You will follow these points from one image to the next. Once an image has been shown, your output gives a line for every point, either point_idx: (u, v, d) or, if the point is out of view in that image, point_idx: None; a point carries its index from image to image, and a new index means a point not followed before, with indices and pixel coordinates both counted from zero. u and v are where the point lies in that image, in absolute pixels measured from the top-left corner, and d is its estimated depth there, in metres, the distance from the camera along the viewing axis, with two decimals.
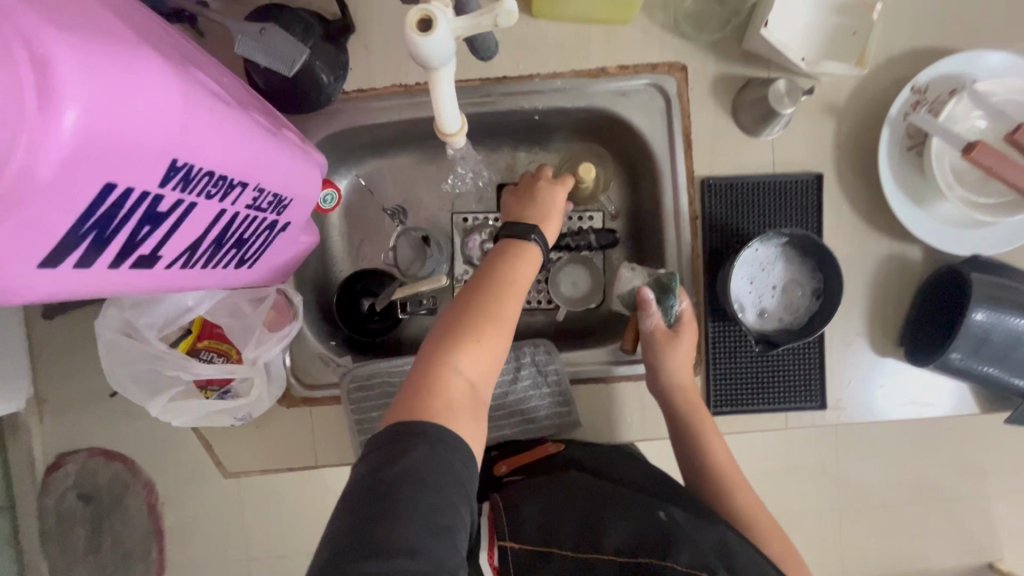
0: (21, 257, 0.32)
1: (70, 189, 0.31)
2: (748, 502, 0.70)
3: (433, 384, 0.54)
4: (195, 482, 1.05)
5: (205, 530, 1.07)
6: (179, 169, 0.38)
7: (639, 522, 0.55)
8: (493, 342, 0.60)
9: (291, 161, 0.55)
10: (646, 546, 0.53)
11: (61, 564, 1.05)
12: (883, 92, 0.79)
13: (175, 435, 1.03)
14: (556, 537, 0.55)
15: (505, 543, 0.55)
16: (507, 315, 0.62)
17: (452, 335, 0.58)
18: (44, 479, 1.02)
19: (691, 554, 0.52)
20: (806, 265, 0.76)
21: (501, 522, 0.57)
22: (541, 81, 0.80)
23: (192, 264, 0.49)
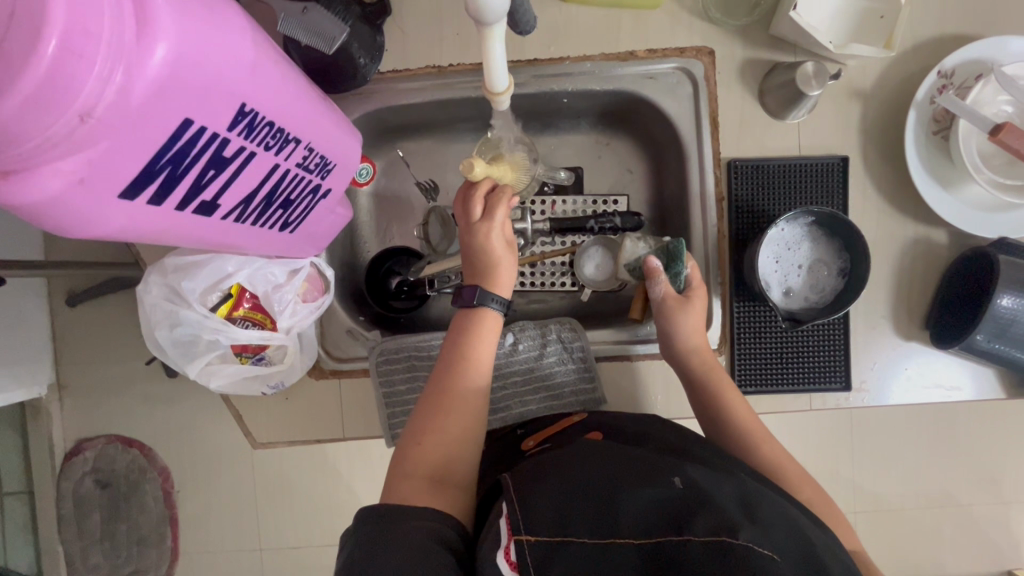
0: (105, 187, 0.34)
1: (152, 121, 0.33)
2: (780, 455, 0.68)
3: (396, 475, 0.60)
4: (213, 467, 1.07)
5: (223, 514, 1.09)
6: (246, 115, 0.40)
7: (655, 497, 0.48)
8: (456, 418, 0.64)
9: (338, 128, 0.57)
10: (665, 521, 0.46)
11: (77, 547, 1.09)
12: (909, 78, 0.80)
13: (195, 418, 1.06)
14: (571, 522, 0.47)
15: (520, 535, 0.46)
16: (470, 388, 0.66)
17: (420, 422, 0.64)
18: (65, 461, 1.06)
19: (712, 519, 0.45)
20: (832, 244, 0.77)
21: (513, 512, 0.48)
22: (571, 63, 0.81)
23: (243, 219, 0.51)
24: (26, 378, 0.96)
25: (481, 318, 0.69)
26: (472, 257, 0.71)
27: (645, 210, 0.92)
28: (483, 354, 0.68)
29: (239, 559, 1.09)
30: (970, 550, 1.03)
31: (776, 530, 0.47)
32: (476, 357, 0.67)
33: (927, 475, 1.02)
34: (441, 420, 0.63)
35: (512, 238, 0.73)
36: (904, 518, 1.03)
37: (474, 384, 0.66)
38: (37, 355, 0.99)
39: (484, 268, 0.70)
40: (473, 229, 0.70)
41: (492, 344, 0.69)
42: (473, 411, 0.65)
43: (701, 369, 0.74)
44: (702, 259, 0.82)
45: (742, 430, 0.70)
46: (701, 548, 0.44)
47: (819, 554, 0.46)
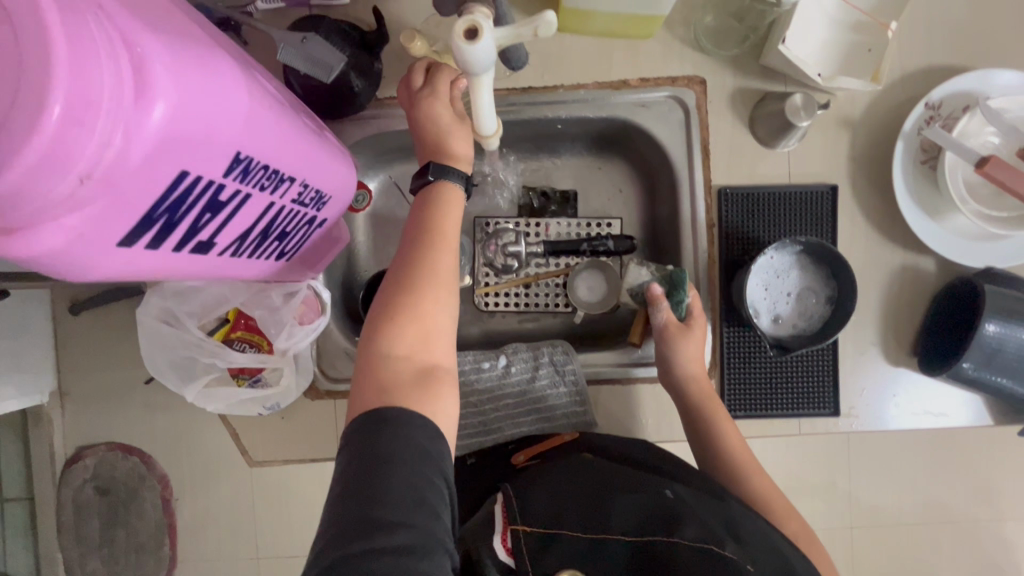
0: (105, 239, 0.35)
1: (151, 175, 0.35)
2: (760, 480, 0.71)
3: (376, 374, 0.55)
4: (211, 479, 1.08)
5: (220, 524, 1.10)
6: (240, 162, 0.42)
7: (644, 503, 0.56)
8: (431, 304, 0.59)
9: (333, 162, 0.59)
10: (651, 523, 0.54)
11: (76, 552, 1.08)
12: (897, 108, 0.81)
13: (195, 430, 1.07)
14: (564, 519, 0.55)
15: (518, 524, 0.55)
16: (440, 269, 0.61)
17: (389, 314, 0.58)
18: (65, 468, 1.07)
19: (701, 531, 0.52)
20: (820, 272, 0.78)
21: (513, 506, 0.57)
22: (564, 91, 0.83)
23: (240, 253, 0.52)
24: (28, 386, 0.99)
25: (447, 198, 0.65)
26: (422, 129, 0.68)
27: (638, 232, 0.93)
28: (448, 235, 0.63)
29: (236, 567, 1.11)
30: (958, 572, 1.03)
31: (754, 549, 0.52)
32: (443, 239, 0.63)
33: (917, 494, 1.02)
34: (414, 309, 0.58)
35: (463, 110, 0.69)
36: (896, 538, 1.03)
37: (443, 264, 0.62)
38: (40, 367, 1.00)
39: (436, 140, 0.67)
40: (418, 103, 0.68)
41: (456, 221, 0.65)
42: (445, 291, 0.61)
43: (693, 391, 0.76)
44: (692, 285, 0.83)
45: (728, 452, 0.73)
46: (686, 551, 0.50)
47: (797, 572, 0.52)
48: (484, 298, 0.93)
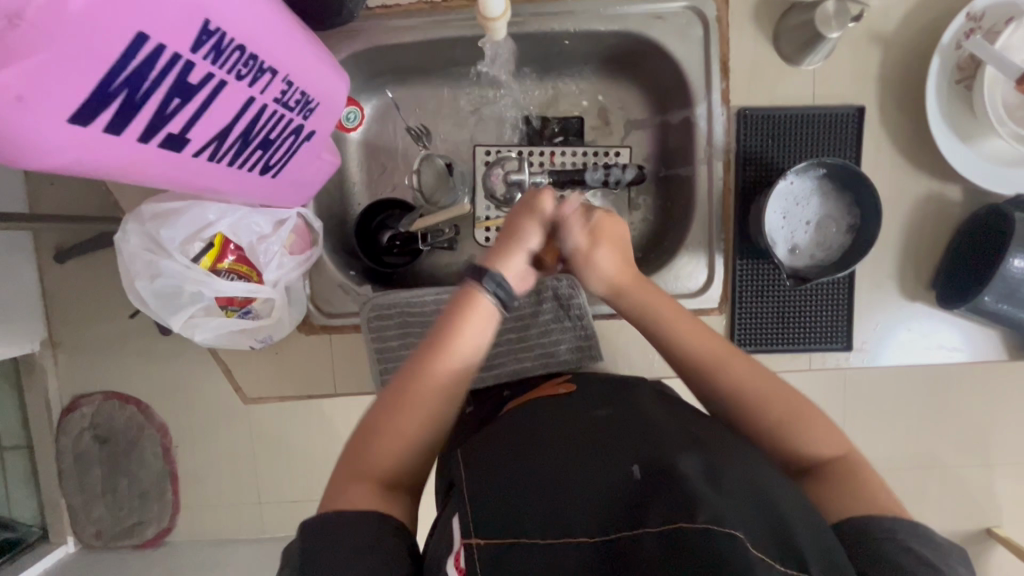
0: (49, 107, 0.31)
1: (96, 33, 0.31)
2: (765, 389, 0.58)
3: (361, 462, 0.54)
4: (208, 425, 1.07)
5: (219, 472, 1.09)
6: (211, 35, 0.37)
7: (607, 484, 0.47)
8: (420, 403, 0.56)
9: (320, 61, 0.52)
10: (619, 513, 0.45)
11: (80, 499, 1.07)
12: (933, 22, 0.75)
13: (188, 374, 1.05)
14: (526, 517, 0.46)
15: (470, 538, 0.45)
16: (442, 383, 0.57)
17: (380, 412, 0.57)
18: (62, 416, 1.05)
19: (668, 503, 0.44)
20: (842, 199, 0.73)
21: (466, 514, 0.47)
22: (573, 1, 0.76)
23: (217, 158, 0.47)
24: (18, 334, 0.97)
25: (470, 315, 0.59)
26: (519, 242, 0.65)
27: (648, 162, 0.88)
28: (465, 360, 0.59)
29: (239, 512, 1.10)
30: (956, 513, 1.04)
31: (747, 517, 0.43)
32: (456, 357, 0.58)
33: (916, 434, 1.03)
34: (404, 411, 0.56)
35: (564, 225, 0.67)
36: (898, 478, 1.03)
37: (449, 370, 0.58)
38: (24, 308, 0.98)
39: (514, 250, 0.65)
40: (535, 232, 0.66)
41: (485, 335, 0.60)
42: (442, 400, 0.57)
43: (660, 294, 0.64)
44: (705, 216, 0.79)
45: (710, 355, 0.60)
46: (654, 540, 0.42)
47: (791, 530, 0.44)
48: (485, 233, 0.86)
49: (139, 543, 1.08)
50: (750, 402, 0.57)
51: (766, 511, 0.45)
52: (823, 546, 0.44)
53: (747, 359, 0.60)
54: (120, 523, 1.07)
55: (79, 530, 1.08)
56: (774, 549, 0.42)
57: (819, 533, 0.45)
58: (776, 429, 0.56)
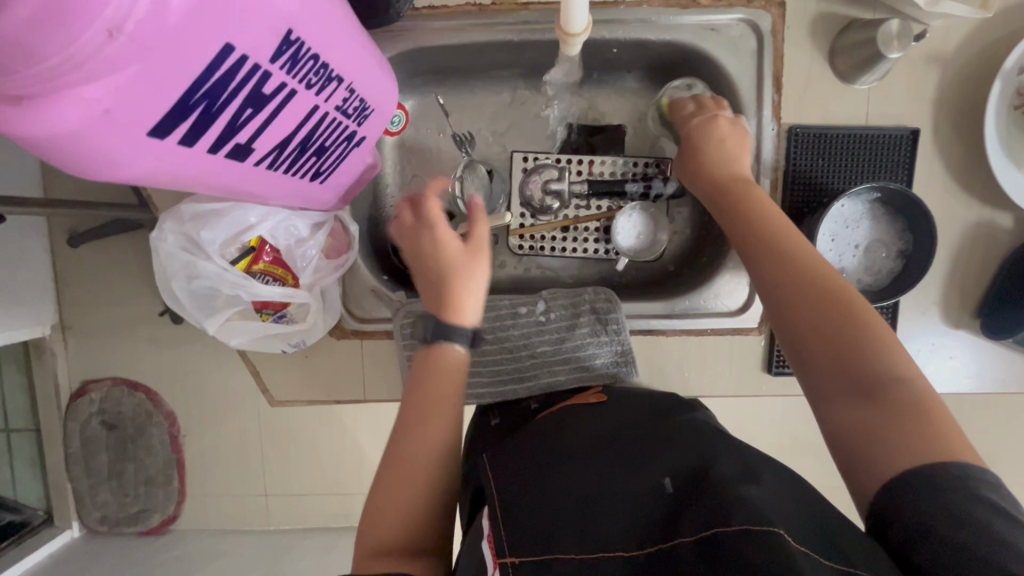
0: (130, 119, 0.30)
1: (185, 44, 0.29)
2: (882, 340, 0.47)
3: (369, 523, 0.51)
4: (222, 420, 1.06)
5: (229, 465, 1.08)
6: (291, 45, 0.35)
7: (640, 501, 0.49)
8: (418, 448, 0.52)
9: (379, 67, 0.51)
10: (655, 529, 0.46)
11: (86, 484, 1.06)
12: (996, 46, 0.73)
13: (204, 367, 1.04)
14: (557, 536, 0.48)
15: (505, 557, 0.47)
16: (433, 431, 0.53)
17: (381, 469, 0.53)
18: (72, 400, 1.04)
19: (703, 512, 0.44)
20: (892, 224, 0.72)
21: (500, 536, 0.49)
22: (625, 8, 0.74)
23: (275, 167, 0.46)
24: (30, 318, 0.95)
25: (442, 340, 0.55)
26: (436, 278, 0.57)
27: None
28: (450, 406, 0.54)
29: (248, 505, 1.09)
30: None
31: (786, 514, 0.43)
32: (441, 401, 0.54)
33: None
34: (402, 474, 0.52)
35: (478, 238, 0.58)
36: None
37: (443, 417, 0.53)
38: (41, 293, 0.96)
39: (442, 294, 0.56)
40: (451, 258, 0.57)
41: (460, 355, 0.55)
42: (440, 444, 0.53)
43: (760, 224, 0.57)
44: None
45: (784, 249, 0.54)
46: (691, 549, 0.42)
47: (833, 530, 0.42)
48: (518, 241, 0.86)
49: (143, 530, 1.06)
50: (812, 299, 0.50)
51: (808, 510, 0.44)
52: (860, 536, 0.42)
53: (822, 256, 0.53)
54: (126, 510, 1.06)
55: (83, 515, 1.06)
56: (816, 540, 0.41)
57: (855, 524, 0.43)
58: (835, 335, 0.48)
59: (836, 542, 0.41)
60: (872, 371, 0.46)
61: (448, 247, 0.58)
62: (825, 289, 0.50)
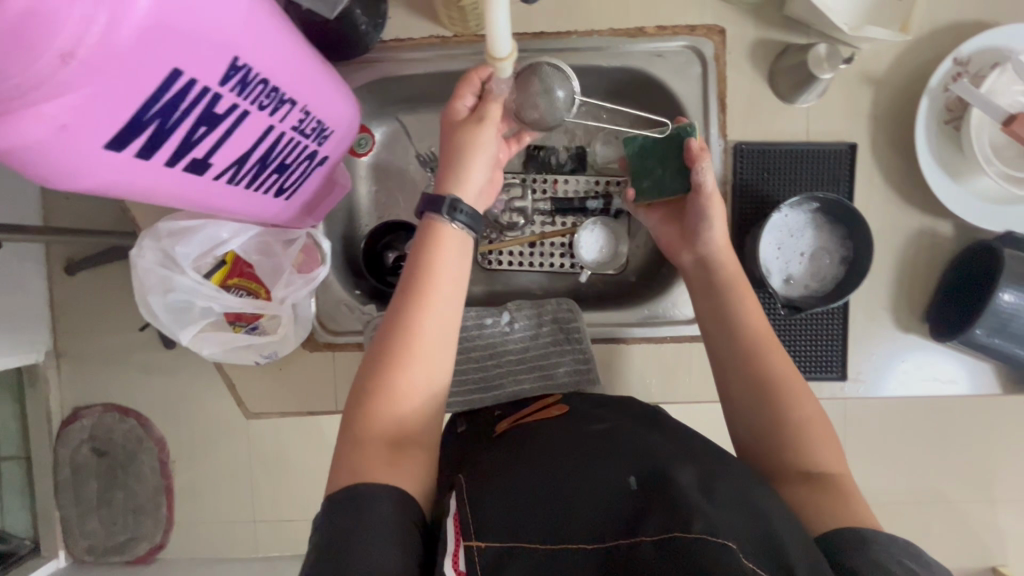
0: (89, 134, 0.34)
1: (138, 69, 0.34)
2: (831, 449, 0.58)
3: (366, 422, 0.55)
4: (208, 444, 1.08)
5: (216, 488, 1.09)
6: (239, 70, 0.40)
7: (601, 500, 0.49)
8: (416, 355, 0.57)
9: (337, 92, 0.56)
10: (615, 526, 0.47)
11: (75, 512, 1.07)
12: (924, 65, 0.78)
13: (191, 390, 1.07)
14: (526, 528, 0.48)
15: (471, 541, 0.47)
16: (427, 327, 0.58)
17: (373, 368, 0.57)
18: (62, 428, 1.06)
19: (665, 517, 0.45)
20: (836, 232, 0.76)
21: (465, 516, 0.49)
22: (578, 38, 0.80)
23: (236, 181, 0.50)
24: (24, 346, 0.99)
25: (435, 246, 0.61)
26: (451, 153, 0.65)
27: None
28: (445, 311, 0.60)
29: (235, 529, 1.10)
30: (958, 547, 1.03)
31: (732, 522, 0.45)
32: (431, 291, 0.59)
33: (916, 464, 1.03)
34: (393, 370, 0.57)
35: (489, 110, 0.65)
36: (899, 511, 1.03)
37: (428, 321, 0.59)
38: (34, 321, 1.01)
39: (452, 170, 0.64)
40: (459, 126, 0.65)
41: (453, 264, 0.61)
42: (428, 348, 0.58)
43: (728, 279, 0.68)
44: None
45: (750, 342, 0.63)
46: (652, 548, 0.44)
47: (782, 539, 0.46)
48: (488, 256, 0.90)
49: (130, 559, 1.08)
50: (764, 390, 0.60)
51: (753, 517, 0.47)
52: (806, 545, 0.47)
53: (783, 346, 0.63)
54: (113, 538, 1.08)
55: (70, 544, 1.07)
56: (763, 555, 0.44)
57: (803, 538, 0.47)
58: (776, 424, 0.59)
59: (786, 558, 0.44)
60: (800, 459, 0.57)
61: (455, 117, 0.66)
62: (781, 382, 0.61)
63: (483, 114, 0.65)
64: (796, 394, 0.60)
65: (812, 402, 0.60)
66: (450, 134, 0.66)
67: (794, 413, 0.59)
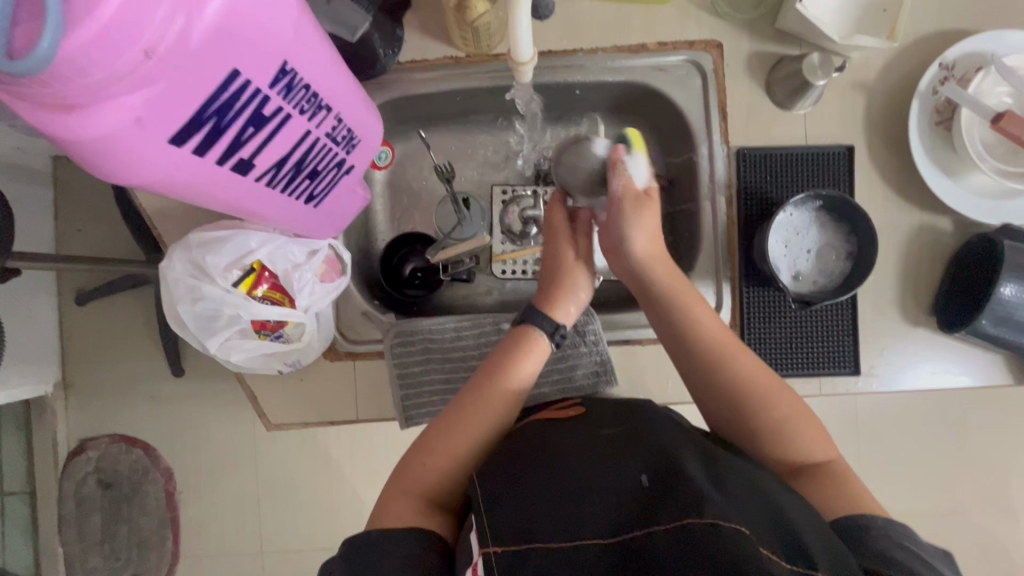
0: (156, 128, 0.38)
1: (203, 71, 0.38)
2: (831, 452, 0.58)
3: (408, 474, 0.57)
4: (214, 473, 1.06)
5: (222, 518, 1.07)
6: (287, 74, 0.44)
7: (617, 490, 0.48)
8: (476, 428, 0.60)
9: (368, 106, 0.59)
10: (628, 516, 0.45)
11: (78, 549, 1.09)
12: (912, 71, 0.83)
13: (195, 419, 1.05)
14: (540, 523, 0.46)
15: (489, 546, 0.45)
16: (499, 409, 0.61)
17: (433, 431, 0.60)
18: (68, 460, 1.07)
19: (677, 505, 0.44)
20: (840, 228, 0.79)
21: (483, 523, 0.47)
22: (583, 55, 0.84)
23: (274, 184, 0.53)
24: (36, 376, 1.00)
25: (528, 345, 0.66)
26: (551, 279, 0.73)
27: None
28: (514, 400, 0.63)
29: (242, 561, 1.06)
30: (977, 545, 1.02)
31: (754, 514, 0.44)
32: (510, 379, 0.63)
33: (928, 461, 1.03)
34: (457, 435, 0.59)
35: (586, 252, 0.75)
36: (915, 510, 1.03)
37: (503, 405, 0.62)
38: (45, 351, 1.02)
39: (550, 294, 0.72)
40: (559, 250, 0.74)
41: (536, 365, 0.65)
42: (496, 427, 0.61)
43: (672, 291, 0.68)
44: (710, 247, 0.83)
45: (708, 354, 0.64)
46: (666, 538, 0.42)
47: (804, 539, 0.43)
48: (502, 266, 0.93)
49: None
50: (731, 390, 0.61)
51: (774, 500, 0.47)
52: (830, 544, 0.44)
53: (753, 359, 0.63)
54: (117, 573, 1.08)
55: None
56: (783, 545, 0.42)
57: (824, 537, 0.45)
58: (746, 420, 0.60)
59: (805, 545, 0.43)
60: (783, 449, 0.58)
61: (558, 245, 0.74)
62: (752, 389, 0.61)
63: (581, 256, 0.74)
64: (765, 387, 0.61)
65: (791, 402, 0.60)
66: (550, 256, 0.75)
67: (768, 410, 0.60)
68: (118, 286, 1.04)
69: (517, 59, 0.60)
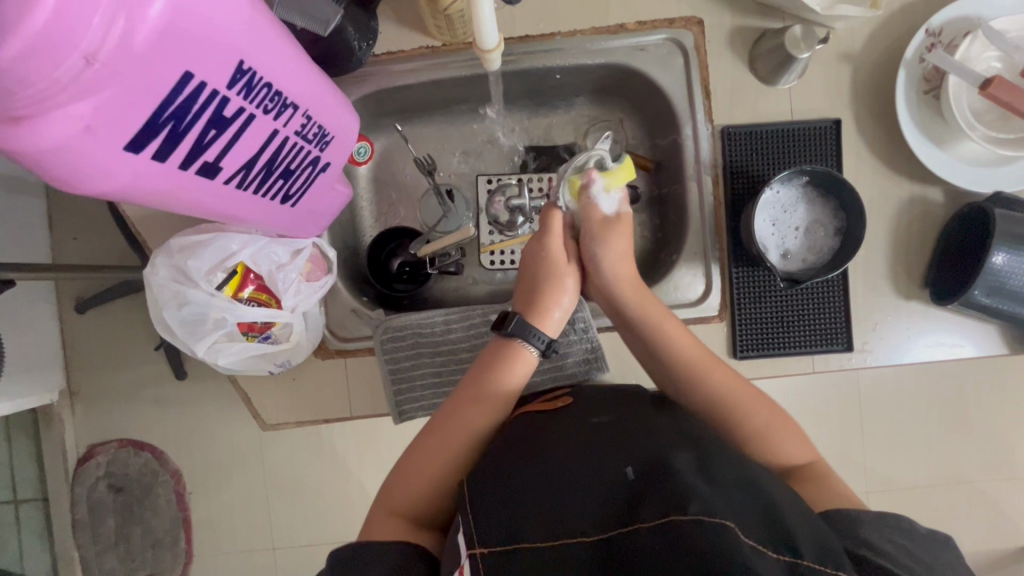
0: (110, 135, 0.38)
1: (152, 74, 0.38)
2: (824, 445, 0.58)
3: (386, 498, 0.58)
4: (221, 473, 1.07)
5: (232, 516, 1.08)
6: (245, 74, 0.44)
7: (602, 484, 0.47)
8: (446, 451, 0.59)
9: (340, 101, 0.59)
10: (614, 516, 0.45)
11: (92, 551, 1.10)
12: (899, 39, 0.81)
13: (198, 421, 1.06)
14: (526, 523, 0.46)
15: (475, 547, 0.45)
16: (471, 433, 0.60)
17: (405, 459, 0.60)
18: (78, 465, 1.08)
19: (662, 501, 0.44)
20: (827, 204, 0.78)
21: (468, 522, 0.47)
22: (562, 38, 0.82)
23: (245, 186, 0.53)
24: (39, 385, 1.00)
25: (501, 364, 0.64)
26: (540, 291, 0.69)
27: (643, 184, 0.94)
28: (486, 421, 0.61)
29: (254, 558, 1.08)
30: (980, 512, 1.03)
31: (737, 504, 0.44)
32: (480, 399, 0.61)
33: (929, 431, 1.03)
34: (428, 460, 0.59)
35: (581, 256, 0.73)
36: (917, 479, 1.03)
37: (474, 428, 0.61)
38: (46, 361, 1.03)
39: (538, 305, 0.69)
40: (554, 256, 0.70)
41: (515, 384, 0.63)
42: (467, 452, 0.60)
43: (651, 312, 0.67)
44: (698, 230, 0.83)
45: (677, 365, 0.64)
46: (649, 536, 0.42)
47: (788, 524, 0.43)
48: (490, 256, 0.91)
49: None
50: (684, 377, 0.63)
51: (762, 487, 0.47)
52: (815, 528, 0.44)
53: (728, 374, 0.63)
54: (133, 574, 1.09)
55: None
56: (766, 537, 0.42)
57: (811, 522, 0.45)
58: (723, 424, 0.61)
59: (790, 534, 0.42)
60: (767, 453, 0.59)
61: (557, 254, 0.71)
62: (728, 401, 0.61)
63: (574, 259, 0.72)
64: (708, 370, 0.63)
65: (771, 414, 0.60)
66: (541, 264, 0.71)
67: (749, 417, 0.60)
68: (112, 294, 1.04)
69: (483, 48, 0.59)
